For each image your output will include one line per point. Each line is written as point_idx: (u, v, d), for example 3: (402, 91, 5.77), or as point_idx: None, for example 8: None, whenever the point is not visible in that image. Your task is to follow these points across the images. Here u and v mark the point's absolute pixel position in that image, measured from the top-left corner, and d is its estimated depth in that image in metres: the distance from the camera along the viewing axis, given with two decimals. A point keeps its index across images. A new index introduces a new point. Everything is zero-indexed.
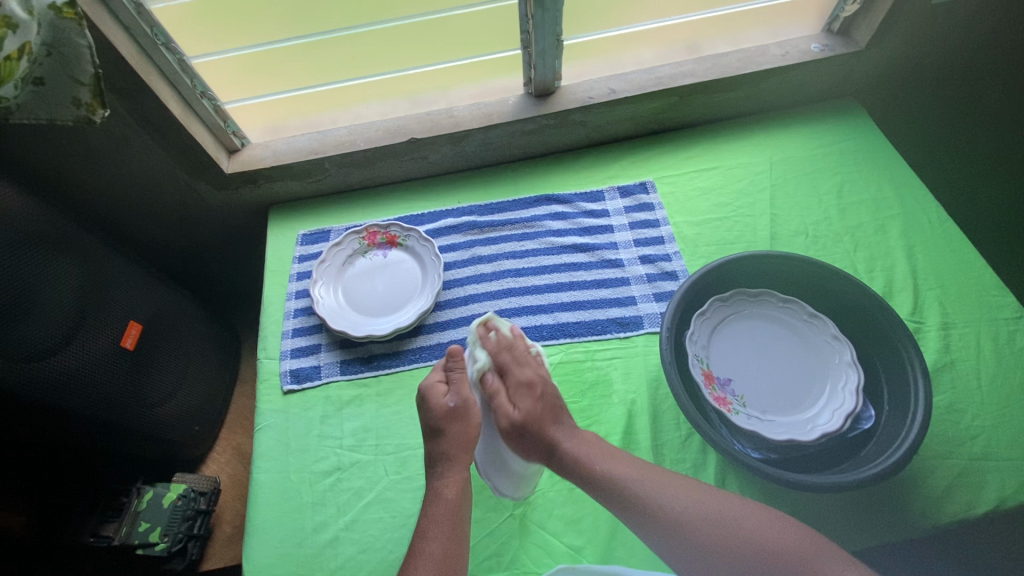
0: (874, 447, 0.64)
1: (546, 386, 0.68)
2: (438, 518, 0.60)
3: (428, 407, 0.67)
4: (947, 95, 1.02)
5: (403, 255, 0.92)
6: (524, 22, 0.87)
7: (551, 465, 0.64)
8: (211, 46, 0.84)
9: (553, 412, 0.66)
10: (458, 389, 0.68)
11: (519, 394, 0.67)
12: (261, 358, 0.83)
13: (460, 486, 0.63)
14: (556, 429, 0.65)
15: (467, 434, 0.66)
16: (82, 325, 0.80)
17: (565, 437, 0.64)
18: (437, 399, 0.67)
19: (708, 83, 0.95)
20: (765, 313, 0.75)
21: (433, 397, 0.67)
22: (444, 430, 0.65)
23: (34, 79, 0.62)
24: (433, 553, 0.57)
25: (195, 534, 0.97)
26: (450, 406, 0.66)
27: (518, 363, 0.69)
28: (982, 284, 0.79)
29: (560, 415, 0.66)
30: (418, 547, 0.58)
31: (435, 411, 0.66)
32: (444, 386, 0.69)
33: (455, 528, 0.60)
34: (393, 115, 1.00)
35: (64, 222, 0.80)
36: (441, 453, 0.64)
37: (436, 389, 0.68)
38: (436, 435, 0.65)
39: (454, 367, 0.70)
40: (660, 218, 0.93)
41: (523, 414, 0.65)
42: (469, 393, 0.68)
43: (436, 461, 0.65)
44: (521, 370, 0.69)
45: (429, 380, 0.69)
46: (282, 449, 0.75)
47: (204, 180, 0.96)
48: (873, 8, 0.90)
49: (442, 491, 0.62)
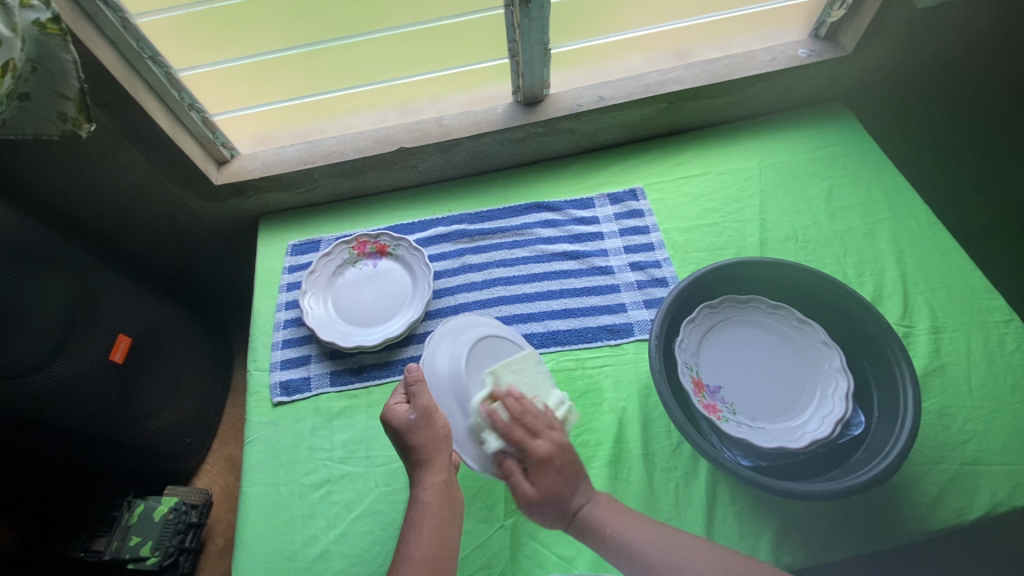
0: (863, 454, 0.64)
1: (564, 455, 0.61)
2: (420, 522, 0.60)
3: (392, 433, 0.65)
4: (937, 98, 1.03)
5: (393, 264, 0.91)
6: (511, 31, 0.87)
7: (569, 530, 0.60)
8: (200, 58, 0.84)
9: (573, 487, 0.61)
10: (417, 403, 0.66)
11: (537, 472, 0.60)
12: (251, 370, 0.83)
13: (438, 488, 0.62)
14: (575, 498, 0.60)
15: (436, 437, 0.64)
16: (71, 340, 0.79)
17: (586, 501, 0.60)
18: (396, 422, 0.65)
19: (696, 89, 0.95)
20: (755, 319, 0.75)
21: (393, 415, 0.66)
22: (410, 438, 0.64)
23: (20, 95, 0.62)
24: (415, 555, 0.57)
25: (187, 547, 0.98)
26: (410, 418, 0.65)
27: (532, 436, 0.62)
28: (971, 287, 0.79)
29: (580, 481, 0.61)
30: (402, 552, 0.58)
31: (398, 423, 0.65)
32: (404, 403, 0.67)
33: (440, 531, 0.60)
34: (383, 124, 1.00)
35: (52, 236, 0.80)
36: (413, 460, 0.64)
37: (394, 407, 0.67)
38: (402, 452, 0.65)
39: (410, 380, 0.68)
40: (650, 225, 0.93)
41: (544, 494, 0.59)
42: (429, 400, 0.66)
43: (414, 468, 0.64)
44: (536, 442, 0.61)
45: (392, 402, 0.68)
46: (272, 461, 0.75)
47: (193, 192, 0.96)
48: (859, 14, 0.90)
49: (421, 496, 0.62)
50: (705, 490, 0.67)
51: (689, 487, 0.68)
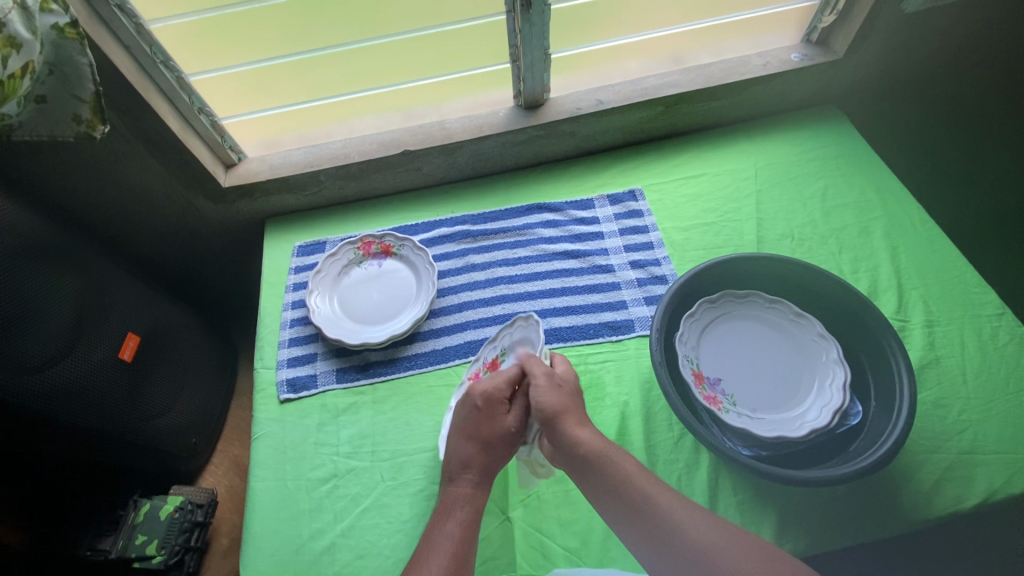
0: (861, 442, 0.65)
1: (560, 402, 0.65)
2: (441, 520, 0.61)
3: (488, 423, 0.65)
4: (926, 102, 1.06)
5: (398, 264, 0.93)
6: (512, 37, 0.90)
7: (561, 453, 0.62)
8: (210, 63, 0.86)
9: (578, 405, 0.66)
10: (519, 411, 0.67)
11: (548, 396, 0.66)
12: (258, 368, 0.84)
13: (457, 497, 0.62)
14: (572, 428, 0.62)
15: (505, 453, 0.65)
16: (82, 338, 0.81)
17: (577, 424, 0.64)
18: (495, 418, 0.66)
19: (693, 93, 0.98)
20: (753, 314, 0.76)
21: (501, 417, 0.66)
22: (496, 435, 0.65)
23: (37, 97, 0.64)
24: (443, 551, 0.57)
25: (192, 546, 1.00)
26: (514, 430, 0.65)
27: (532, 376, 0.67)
28: (963, 281, 0.80)
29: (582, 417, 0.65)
30: (430, 547, 0.58)
31: (495, 425, 0.65)
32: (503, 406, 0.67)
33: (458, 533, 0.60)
34: (387, 128, 1.03)
35: (64, 236, 0.81)
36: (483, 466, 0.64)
37: (500, 405, 0.66)
38: (474, 446, 0.65)
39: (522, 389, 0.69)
40: (649, 224, 0.95)
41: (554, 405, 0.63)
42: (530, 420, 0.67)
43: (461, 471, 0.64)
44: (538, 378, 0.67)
45: (493, 391, 0.67)
46: (279, 456, 0.76)
47: (201, 194, 0.98)
48: (850, 19, 0.93)
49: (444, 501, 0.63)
50: (706, 481, 0.68)
51: (690, 478, 0.69)
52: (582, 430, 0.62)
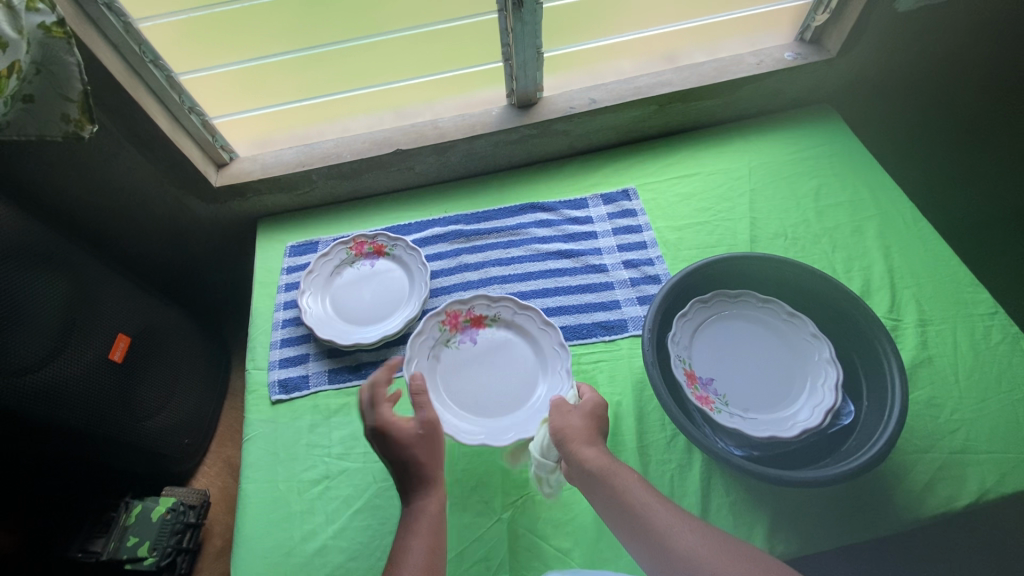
0: (853, 442, 0.65)
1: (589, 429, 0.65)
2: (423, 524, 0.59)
3: (398, 436, 0.62)
4: (919, 101, 1.06)
5: (391, 264, 0.93)
6: (505, 36, 0.90)
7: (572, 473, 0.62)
8: (200, 62, 0.86)
9: (596, 428, 0.65)
10: (421, 413, 0.64)
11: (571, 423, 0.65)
12: (250, 369, 0.84)
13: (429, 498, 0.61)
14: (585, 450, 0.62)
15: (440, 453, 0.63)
16: (72, 339, 0.80)
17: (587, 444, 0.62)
18: (400, 428, 0.62)
19: (686, 92, 0.98)
20: (745, 314, 0.76)
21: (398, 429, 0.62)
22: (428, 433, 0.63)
23: (24, 97, 0.63)
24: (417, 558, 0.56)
25: (184, 547, 0.99)
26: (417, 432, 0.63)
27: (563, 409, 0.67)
28: (956, 280, 0.80)
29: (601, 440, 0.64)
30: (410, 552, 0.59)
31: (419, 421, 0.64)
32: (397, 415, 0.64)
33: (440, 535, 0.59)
34: (380, 127, 1.02)
35: (54, 237, 0.81)
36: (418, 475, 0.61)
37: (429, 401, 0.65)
38: (398, 468, 0.61)
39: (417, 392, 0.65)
40: (642, 224, 0.94)
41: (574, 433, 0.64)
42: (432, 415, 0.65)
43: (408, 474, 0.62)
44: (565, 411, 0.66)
45: (420, 386, 0.66)
46: (270, 458, 0.75)
47: (193, 194, 0.98)
48: (843, 17, 0.93)
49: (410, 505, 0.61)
50: (699, 481, 0.68)
51: (683, 479, 0.69)
52: (591, 450, 0.62)
